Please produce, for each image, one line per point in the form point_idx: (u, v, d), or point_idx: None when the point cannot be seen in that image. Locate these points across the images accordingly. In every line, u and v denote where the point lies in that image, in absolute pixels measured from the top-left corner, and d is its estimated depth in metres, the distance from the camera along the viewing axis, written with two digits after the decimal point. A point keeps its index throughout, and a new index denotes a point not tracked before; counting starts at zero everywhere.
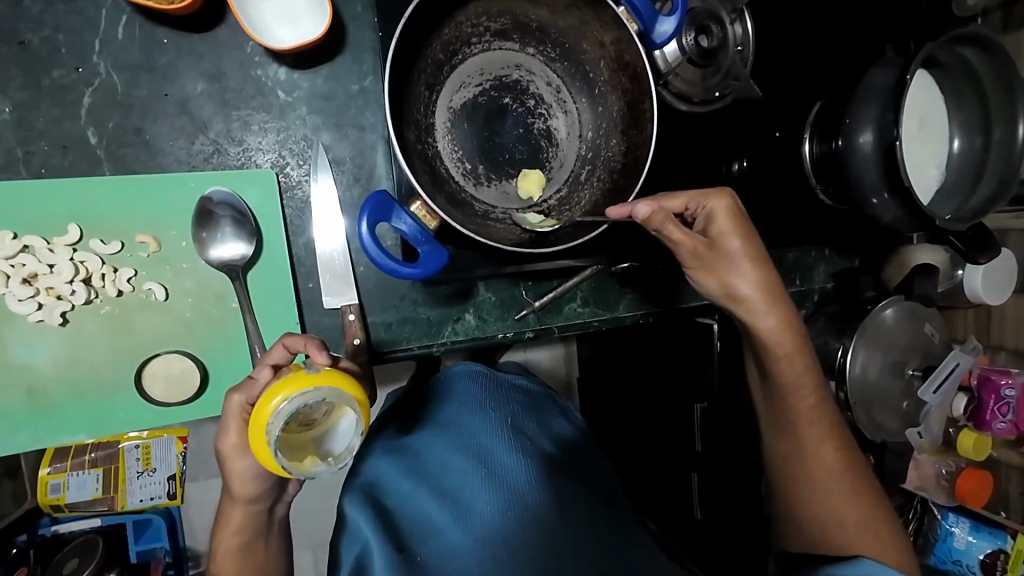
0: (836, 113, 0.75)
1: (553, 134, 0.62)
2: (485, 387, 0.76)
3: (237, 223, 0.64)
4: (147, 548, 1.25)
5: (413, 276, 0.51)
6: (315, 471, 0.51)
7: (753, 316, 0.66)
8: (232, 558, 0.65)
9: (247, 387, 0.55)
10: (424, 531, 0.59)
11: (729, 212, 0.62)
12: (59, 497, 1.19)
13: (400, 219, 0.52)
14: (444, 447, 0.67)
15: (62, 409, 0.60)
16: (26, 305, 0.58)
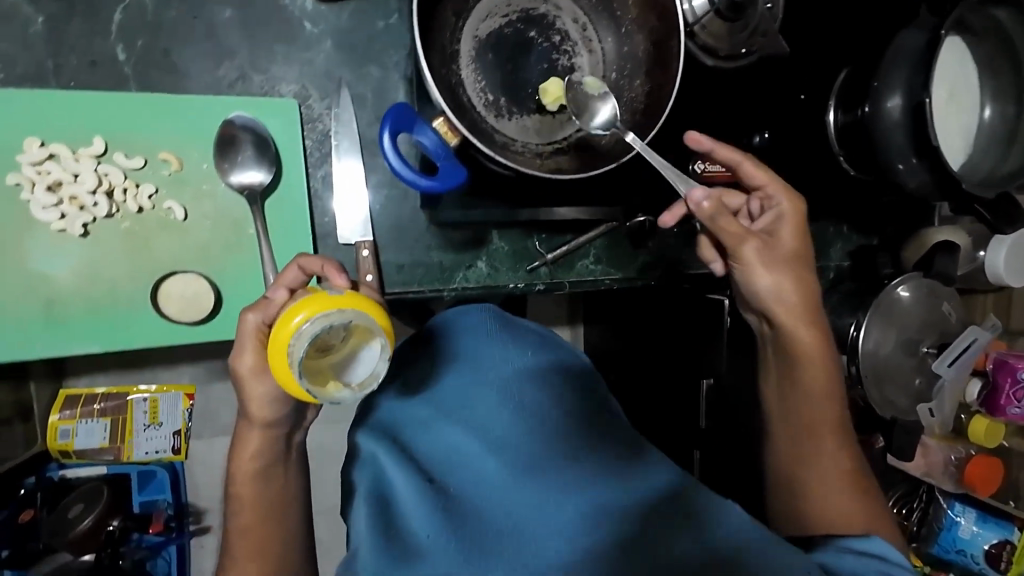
0: (863, 77, 0.74)
1: (577, 73, 0.61)
2: (496, 318, 0.74)
3: (257, 149, 0.64)
4: (150, 499, 1.25)
5: (433, 190, 0.51)
6: (339, 396, 0.50)
7: (788, 320, 0.69)
8: (250, 484, 0.63)
9: (263, 306, 0.56)
10: (458, 467, 0.58)
11: (794, 216, 0.68)
12: (67, 443, 1.21)
13: (421, 133, 0.52)
14: (461, 378, 0.67)
15: (79, 322, 0.61)
16: (49, 213, 0.58)
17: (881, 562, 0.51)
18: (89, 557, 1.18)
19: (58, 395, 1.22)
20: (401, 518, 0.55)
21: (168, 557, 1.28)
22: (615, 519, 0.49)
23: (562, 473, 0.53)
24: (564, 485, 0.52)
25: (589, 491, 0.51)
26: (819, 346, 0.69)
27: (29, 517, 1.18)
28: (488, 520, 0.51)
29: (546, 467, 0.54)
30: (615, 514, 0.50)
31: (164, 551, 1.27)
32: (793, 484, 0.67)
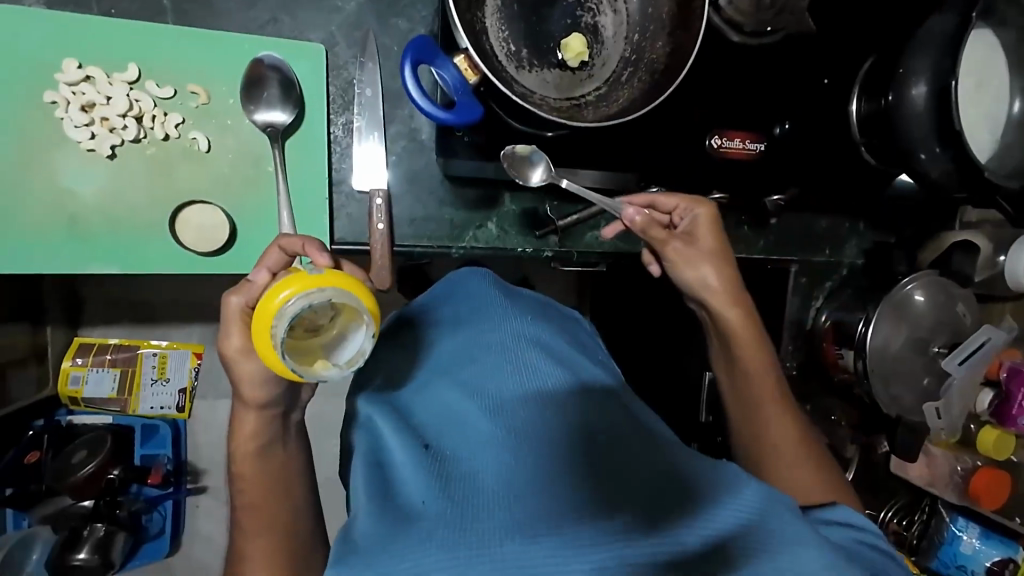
0: (889, 63, 0.73)
1: (599, 32, 0.62)
2: (497, 289, 0.73)
3: (283, 89, 0.66)
4: (151, 454, 1.26)
5: (449, 125, 0.53)
6: (326, 374, 0.48)
7: (718, 307, 0.71)
8: (251, 462, 0.63)
9: (246, 288, 0.54)
10: (454, 432, 0.52)
11: (712, 221, 0.70)
12: (77, 390, 1.24)
13: (443, 67, 0.54)
14: (460, 346, 0.64)
15: (100, 241, 0.63)
16: (81, 132, 0.61)
17: (850, 530, 0.54)
18: (88, 504, 1.17)
19: (72, 342, 1.25)
20: (396, 487, 0.48)
21: (164, 512, 1.28)
22: (626, 475, 0.46)
23: (568, 431, 0.50)
24: (570, 442, 0.48)
25: (596, 449, 0.48)
26: (754, 350, 0.71)
27: (33, 459, 1.17)
28: (491, 476, 0.45)
29: (550, 427, 0.50)
30: (625, 471, 0.46)
31: (160, 505, 1.27)
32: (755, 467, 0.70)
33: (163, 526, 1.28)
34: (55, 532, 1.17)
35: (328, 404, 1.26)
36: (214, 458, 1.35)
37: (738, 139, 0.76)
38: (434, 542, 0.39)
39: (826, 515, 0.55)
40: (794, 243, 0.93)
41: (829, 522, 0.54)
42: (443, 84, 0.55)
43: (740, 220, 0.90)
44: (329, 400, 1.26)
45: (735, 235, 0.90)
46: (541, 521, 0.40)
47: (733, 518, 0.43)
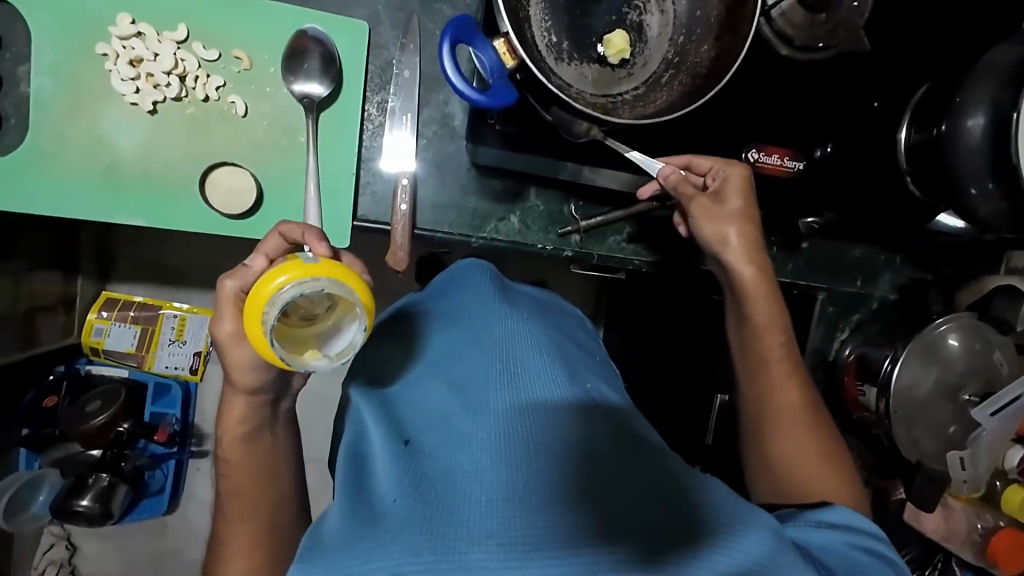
0: (944, 93, 0.69)
1: (644, 31, 0.61)
2: (496, 284, 0.72)
3: (322, 62, 0.67)
4: (160, 412, 1.28)
5: (483, 107, 0.53)
6: (315, 365, 0.48)
7: (734, 263, 0.68)
8: (236, 448, 0.63)
9: (241, 273, 0.53)
10: (436, 429, 0.51)
11: (744, 183, 0.66)
12: (99, 341, 1.27)
13: (481, 51, 0.53)
14: (453, 340, 0.63)
15: (132, 192, 0.65)
16: (126, 86, 0.63)
17: (850, 533, 0.51)
18: (96, 453, 1.18)
19: (99, 295, 1.30)
20: (373, 486, 0.48)
21: (166, 471, 1.30)
22: (610, 483, 0.43)
23: (551, 434, 0.48)
24: (553, 445, 0.46)
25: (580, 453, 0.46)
26: (769, 323, 0.68)
27: (51, 404, 1.20)
28: (465, 475, 0.43)
29: (534, 428, 0.48)
30: (609, 480, 0.44)
31: (164, 463, 1.29)
32: (760, 436, 0.69)
33: (163, 485, 1.31)
34: (61, 476, 1.21)
35: (333, 382, 1.27)
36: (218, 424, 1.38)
37: (777, 155, 0.74)
38: (398, 546, 0.38)
39: (823, 517, 0.53)
40: (821, 270, 0.90)
41: (825, 525, 0.52)
42: (480, 66, 0.55)
43: (769, 239, 0.87)
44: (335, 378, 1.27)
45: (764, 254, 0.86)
46: (511, 528, 0.39)
47: (726, 564, 0.40)
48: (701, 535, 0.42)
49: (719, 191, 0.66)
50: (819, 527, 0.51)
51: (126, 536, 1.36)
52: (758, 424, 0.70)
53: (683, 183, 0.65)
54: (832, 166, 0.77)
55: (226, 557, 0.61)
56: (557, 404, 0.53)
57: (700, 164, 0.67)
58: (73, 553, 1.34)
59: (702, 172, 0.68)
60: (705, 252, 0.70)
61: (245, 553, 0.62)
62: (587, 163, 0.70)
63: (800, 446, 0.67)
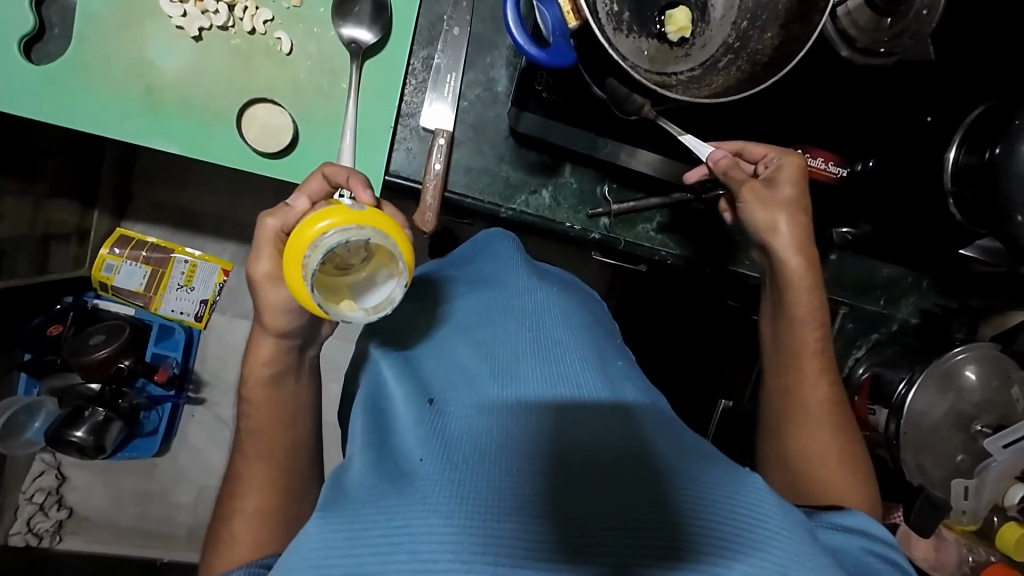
0: (1000, 120, 0.67)
1: (707, 11, 0.60)
2: (522, 257, 0.73)
3: (374, 9, 0.66)
4: (162, 353, 1.27)
5: (539, 63, 0.52)
6: (351, 316, 0.48)
7: (783, 252, 0.67)
8: (262, 388, 0.62)
9: (285, 212, 0.54)
10: (464, 398, 0.52)
11: (797, 172, 0.66)
12: (108, 277, 1.27)
13: (546, 6, 0.52)
14: (481, 307, 0.64)
15: (168, 118, 0.64)
16: (174, 8, 0.63)
17: (862, 538, 0.52)
18: (95, 387, 1.18)
19: (113, 231, 1.29)
20: (398, 445, 0.48)
21: (161, 413, 1.30)
22: (640, 467, 0.43)
23: (582, 416, 0.49)
24: (584, 425, 0.47)
25: (610, 434, 0.47)
26: (812, 313, 0.68)
27: (56, 332, 1.18)
28: (498, 444, 0.44)
29: (563, 407, 0.49)
30: (639, 463, 0.44)
31: (160, 405, 1.29)
32: (781, 436, 0.69)
33: (157, 427, 1.30)
34: (59, 406, 1.22)
35: (336, 344, 1.27)
36: (218, 372, 1.38)
37: (822, 159, 0.72)
38: (428, 507, 0.37)
39: (830, 518, 0.55)
40: (848, 286, 0.88)
41: (829, 524, 0.54)
42: (541, 22, 0.54)
43: None
44: (339, 339, 1.27)
45: None
46: (545, 502, 0.39)
47: (758, 558, 0.39)
48: (736, 526, 0.41)
49: (771, 180, 0.66)
50: (825, 526, 0.53)
51: (118, 472, 1.37)
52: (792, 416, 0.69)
53: (735, 168, 0.65)
54: (873, 182, 0.74)
55: (239, 494, 0.62)
56: (586, 386, 0.53)
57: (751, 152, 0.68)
58: (62, 482, 1.34)
59: (753, 159, 0.68)
60: (751, 239, 0.69)
61: (258, 493, 0.62)
62: (627, 141, 0.68)
63: (819, 443, 0.68)
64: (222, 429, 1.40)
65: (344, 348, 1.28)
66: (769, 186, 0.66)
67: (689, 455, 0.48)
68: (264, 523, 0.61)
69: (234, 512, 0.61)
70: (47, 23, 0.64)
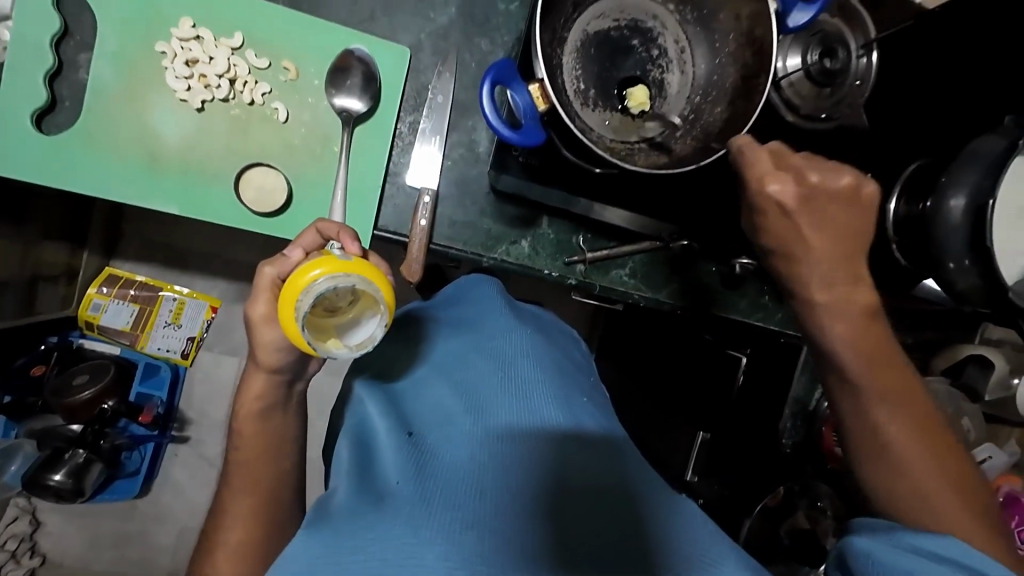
0: (933, 176, 0.75)
1: (664, 88, 0.67)
2: (504, 299, 0.77)
3: (364, 80, 0.72)
4: (147, 393, 1.27)
5: (512, 142, 0.57)
6: (337, 353, 0.51)
7: (817, 271, 0.61)
8: (252, 422, 0.65)
9: (280, 262, 0.57)
10: (443, 432, 0.56)
11: (845, 194, 0.59)
12: (94, 316, 1.28)
13: (517, 92, 0.58)
14: (460, 347, 0.68)
15: (169, 181, 0.69)
16: (179, 83, 0.68)
17: (955, 567, 0.52)
18: (76, 428, 1.17)
19: (102, 272, 1.31)
20: (379, 472, 0.52)
21: (143, 453, 1.30)
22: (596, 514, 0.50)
23: (546, 460, 0.53)
24: (548, 459, 0.53)
25: (571, 472, 0.53)
26: (864, 348, 0.62)
27: (38, 372, 1.20)
28: (466, 485, 0.49)
29: (531, 442, 0.55)
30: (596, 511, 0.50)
31: (142, 445, 1.28)
32: None
33: (139, 467, 1.30)
34: (36, 449, 1.20)
35: (322, 379, 1.29)
36: (204, 410, 1.38)
37: None
38: (404, 530, 0.42)
39: (915, 542, 0.55)
40: None
41: (910, 549, 0.54)
42: (514, 104, 0.60)
43: (762, 289, 0.90)
44: (326, 374, 1.29)
45: (756, 303, 0.90)
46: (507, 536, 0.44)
47: None
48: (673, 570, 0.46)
49: (809, 196, 0.59)
50: (904, 551, 0.54)
51: (98, 513, 1.35)
52: (863, 439, 0.63)
53: (775, 186, 0.58)
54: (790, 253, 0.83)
55: (223, 528, 0.63)
56: (556, 425, 0.58)
57: (795, 160, 0.59)
58: (36, 528, 1.31)
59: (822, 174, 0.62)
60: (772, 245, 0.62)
61: (241, 524, 0.63)
62: (599, 199, 0.74)
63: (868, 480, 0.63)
64: (204, 469, 1.39)
65: (331, 383, 1.30)
66: (807, 206, 0.59)
67: (640, 503, 0.53)
68: (245, 556, 0.62)
69: (219, 545, 0.63)
70: (57, 95, 0.68)
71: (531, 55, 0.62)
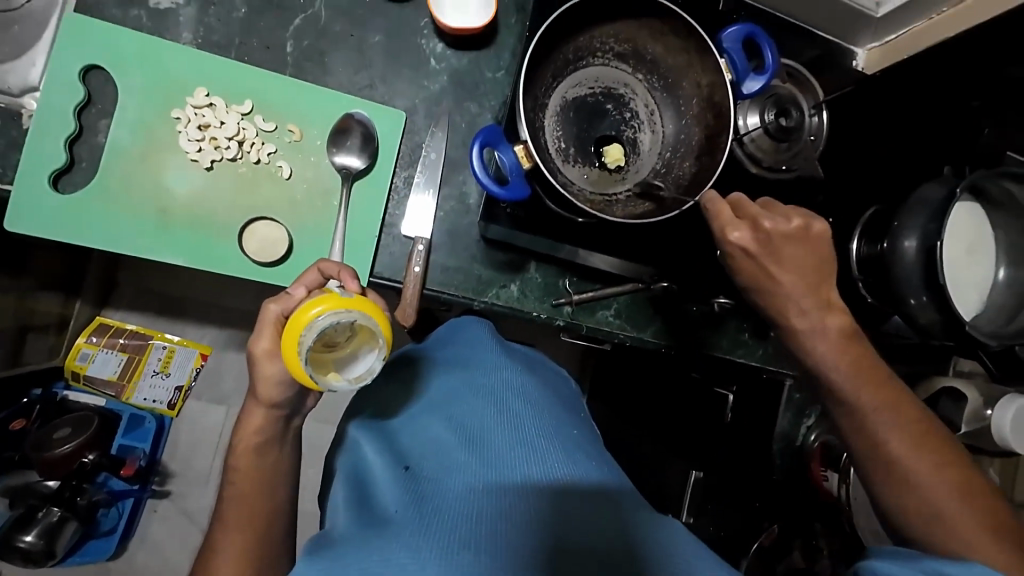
0: (887, 219, 0.81)
1: (637, 146, 0.75)
2: (496, 341, 0.79)
3: (363, 140, 0.78)
4: (129, 445, 1.25)
5: (499, 197, 0.63)
6: (337, 386, 0.54)
7: (784, 304, 0.67)
8: (248, 457, 0.66)
9: (285, 299, 0.60)
10: (436, 465, 0.59)
11: (799, 234, 0.64)
12: (82, 366, 1.28)
13: (504, 153, 0.64)
14: (452, 382, 0.71)
15: (177, 233, 0.73)
16: (191, 145, 0.74)
17: None
18: (52, 485, 1.14)
19: (93, 320, 1.31)
20: (376, 505, 0.56)
21: (121, 509, 1.25)
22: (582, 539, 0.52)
23: (540, 487, 0.56)
24: (536, 488, 0.56)
25: (560, 500, 0.55)
26: (855, 366, 0.67)
27: (18, 426, 1.17)
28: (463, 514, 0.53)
29: (520, 473, 0.58)
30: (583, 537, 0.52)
31: (120, 502, 1.24)
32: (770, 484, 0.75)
33: (114, 525, 1.25)
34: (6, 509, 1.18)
35: (314, 425, 1.28)
36: (188, 461, 1.35)
37: None
38: (395, 557, 0.46)
39: (939, 566, 0.56)
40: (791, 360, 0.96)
41: (932, 574, 0.56)
42: (501, 163, 0.66)
43: (741, 327, 0.94)
44: (319, 422, 1.28)
45: (736, 340, 0.93)
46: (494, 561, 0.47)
47: None
48: None
49: (765, 240, 0.64)
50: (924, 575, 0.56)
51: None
52: (873, 458, 0.67)
53: (736, 234, 0.64)
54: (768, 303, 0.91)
55: (213, 572, 0.62)
56: (544, 455, 0.60)
57: (753, 207, 0.64)
58: None
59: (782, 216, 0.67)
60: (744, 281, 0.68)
61: (232, 566, 0.63)
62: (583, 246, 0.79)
63: (881, 495, 0.67)
64: (186, 523, 1.33)
65: (324, 431, 1.28)
66: (767, 249, 0.64)
67: (633, 530, 0.55)
68: None
69: None
70: (76, 157, 0.73)
71: (515, 120, 0.68)
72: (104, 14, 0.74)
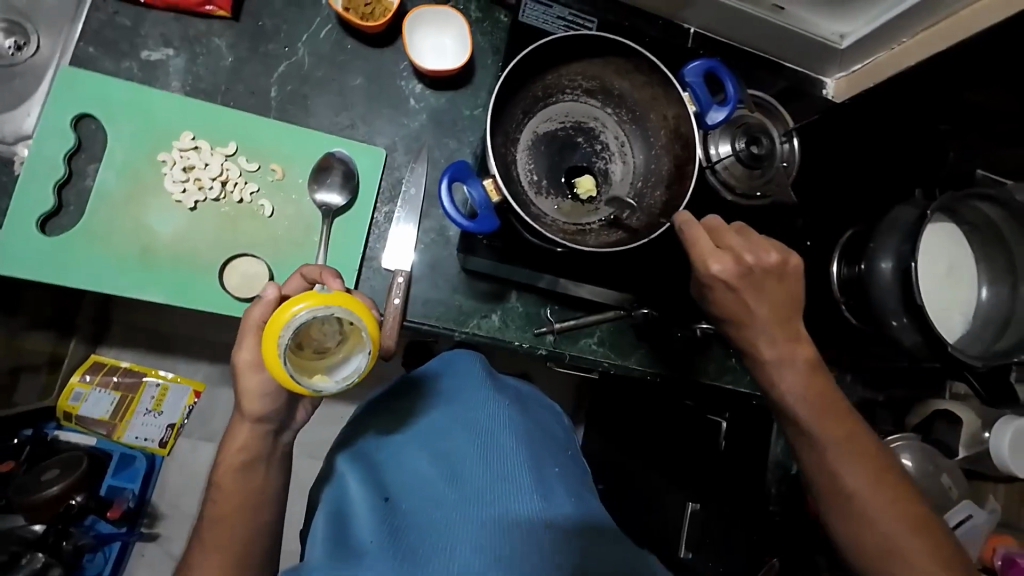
0: (863, 240, 0.82)
1: (609, 176, 0.77)
2: (484, 370, 0.77)
3: (343, 178, 0.80)
4: (118, 486, 1.23)
5: (469, 230, 0.64)
6: (324, 387, 0.53)
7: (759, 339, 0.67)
8: (227, 496, 0.64)
9: (263, 302, 0.60)
10: (419, 502, 0.58)
11: (776, 269, 0.65)
12: (74, 406, 1.26)
13: (472, 186, 0.65)
14: (437, 413, 0.70)
15: (161, 272, 0.75)
16: (176, 186, 0.76)
17: None
18: (36, 529, 1.11)
19: (87, 358, 1.31)
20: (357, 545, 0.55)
21: (107, 554, 1.21)
22: None
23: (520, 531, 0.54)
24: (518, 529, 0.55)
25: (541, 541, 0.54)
26: (819, 401, 0.67)
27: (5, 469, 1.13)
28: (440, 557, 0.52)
29: (502, 512, 0.57)
30: None
31: (106, 546, 1.21)
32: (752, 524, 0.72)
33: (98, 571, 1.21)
34: None
35: (304, 463, 1.26)
36: (178, 502, 1.32)
37: None
38: None
39: None
40: None
41: None
42: (471, 198, 0.67)
43: (727, 352, 0.93)
44: (309, 458, 1.26)
45: (723, 366, 0.92)
46: None
47: None
48: None
49: (745, 272, 0.64)
50: None
51: None
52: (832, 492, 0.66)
53: (717, 267, 0.64)
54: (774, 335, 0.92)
55: None
56: (527, 493, 0.59)
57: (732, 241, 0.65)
58: None
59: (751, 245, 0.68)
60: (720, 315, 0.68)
61: None
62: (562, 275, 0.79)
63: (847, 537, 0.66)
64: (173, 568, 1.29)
65: (315, 468, 1.26)
66: (747, 283, 0.65)
67: None
68: None
69: None
70: (63, 202, 0.75)
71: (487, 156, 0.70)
72: (99, 66, 0.78)
